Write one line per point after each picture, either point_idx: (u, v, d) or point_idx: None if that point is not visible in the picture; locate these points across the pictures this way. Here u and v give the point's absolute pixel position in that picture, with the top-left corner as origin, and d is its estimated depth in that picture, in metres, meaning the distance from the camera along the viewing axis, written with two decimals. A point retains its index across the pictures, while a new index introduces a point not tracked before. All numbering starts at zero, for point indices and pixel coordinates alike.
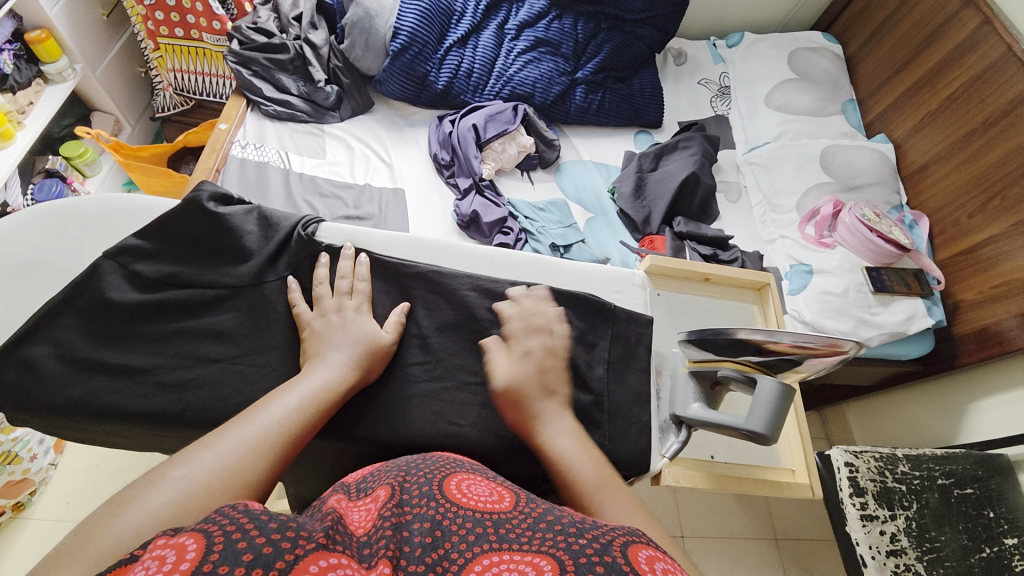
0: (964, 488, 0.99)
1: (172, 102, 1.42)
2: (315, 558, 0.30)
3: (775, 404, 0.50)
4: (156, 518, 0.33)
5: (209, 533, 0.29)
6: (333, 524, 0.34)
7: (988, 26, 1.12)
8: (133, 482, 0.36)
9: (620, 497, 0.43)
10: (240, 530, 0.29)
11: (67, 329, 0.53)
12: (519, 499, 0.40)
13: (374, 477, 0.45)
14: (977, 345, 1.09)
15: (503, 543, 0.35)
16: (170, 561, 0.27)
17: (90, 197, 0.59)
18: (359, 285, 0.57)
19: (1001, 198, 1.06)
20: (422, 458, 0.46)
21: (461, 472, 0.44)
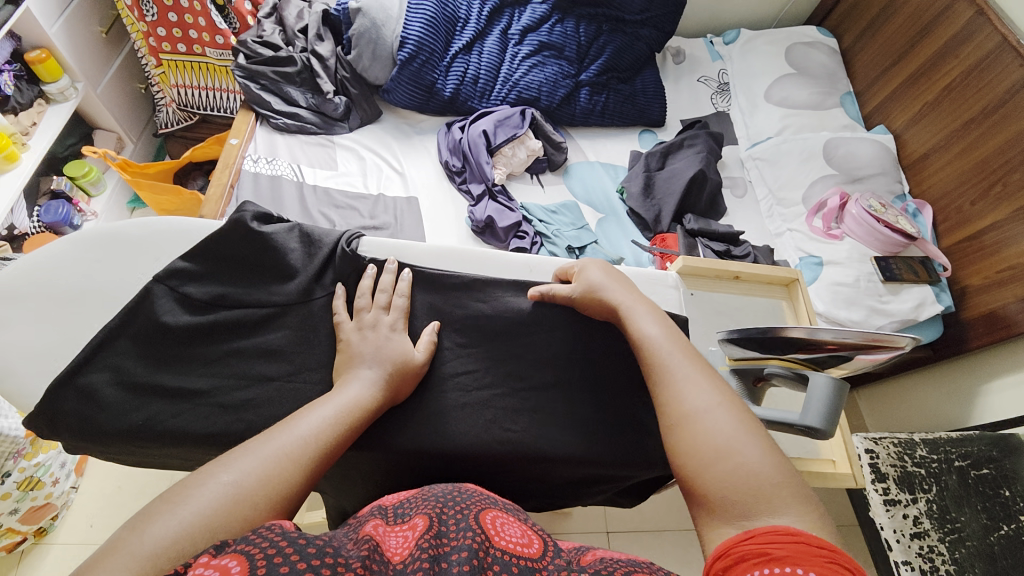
0: (980, 468, 1.00)
1: (176, 117, 1.40)
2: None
3: (831, 397, 0.51)
4: (203, 523, 0.35)
5: (250, 557, 0.31)
6: (367, 553, 0.36)
7: (982, 17, 1.14)
8: (181, 478, 0.37)
9: (687, 358, 0.50)
10: (282, 553, 0.32)
11: (123, 355, 0.54)
12: (546, 553, 0.42)
13: (410, 502, 0.46)
14: (986, 328, 1.12)
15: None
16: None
17: (132, 221, 0.60)
18: (398, 300, 0.57)
19: (1002, 184, 1.09)
20: (459, 491, 0.46)
21: (495, 508, 0.45)
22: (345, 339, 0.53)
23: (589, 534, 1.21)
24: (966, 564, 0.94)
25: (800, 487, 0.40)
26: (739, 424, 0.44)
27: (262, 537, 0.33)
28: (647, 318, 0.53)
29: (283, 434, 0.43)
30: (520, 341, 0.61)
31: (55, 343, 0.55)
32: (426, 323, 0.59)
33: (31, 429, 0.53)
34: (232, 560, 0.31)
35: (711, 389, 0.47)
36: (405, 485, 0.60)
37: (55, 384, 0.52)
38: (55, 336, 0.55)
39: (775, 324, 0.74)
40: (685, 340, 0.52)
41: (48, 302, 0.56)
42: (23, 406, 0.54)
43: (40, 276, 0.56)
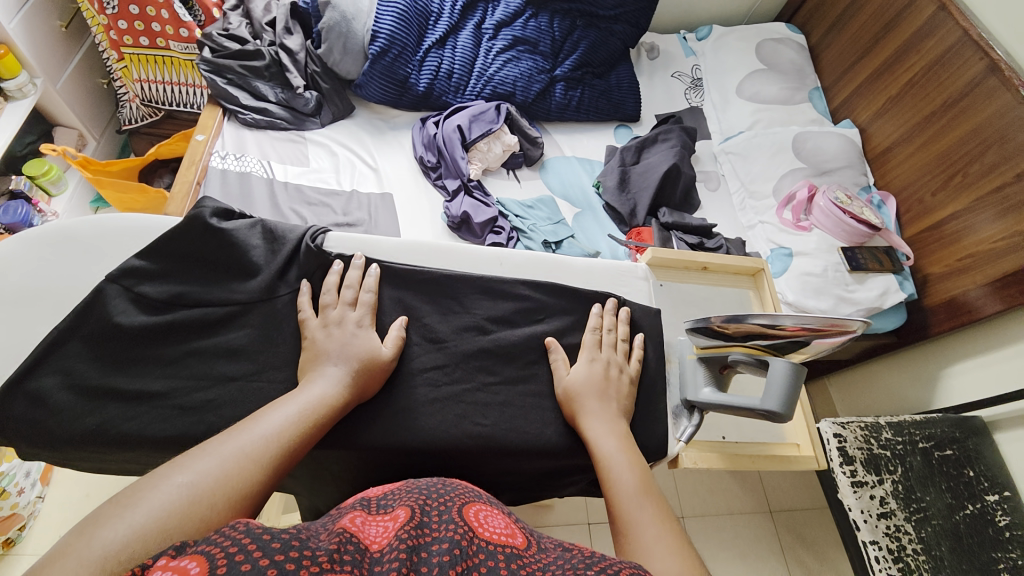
0: (945, 449, 1.06)
1: (141, 114, 1.36)
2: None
3: (788, 383, 0.53)
4: (156, 526, 0.33)
5: (212, 557, 0.30)
6: (341, 545, 0.35)
7: (943, 12, 1.18)
8: (137, 480, 0.36)
9: (653, 512, 0.45)
10: (244, 550, 0.31)
11: (76, 358, 0.52)
12: (529, 544, 0.42)
13: (392, 495, 0.45)
14: (947, 314, 1.16)
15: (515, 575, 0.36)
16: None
17: (85, 219, 0.58)
18: (365, 296, 0.56)
19: (962, 175, 1.13)
20: (442, 484, 0.46)
21: (478, 502, 0.45)
22: (310, 336, 0.53)
23: (571, 526, 1.22)
24: (933, 542, 0.98)
25: None
26: (646, 510, 0.45)
27: (224, 538, 0.32)
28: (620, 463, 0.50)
29: (242, 434, 0.42)
30: (491, 336, 0.60)
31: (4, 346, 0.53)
32: (393, 319, 0.58)
33: None
34: (192, 562, 0.30)
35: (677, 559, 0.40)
36: (375, 483, 0.59)
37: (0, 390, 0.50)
38: (3, 339, 0.53)
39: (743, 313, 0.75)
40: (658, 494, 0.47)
41: None
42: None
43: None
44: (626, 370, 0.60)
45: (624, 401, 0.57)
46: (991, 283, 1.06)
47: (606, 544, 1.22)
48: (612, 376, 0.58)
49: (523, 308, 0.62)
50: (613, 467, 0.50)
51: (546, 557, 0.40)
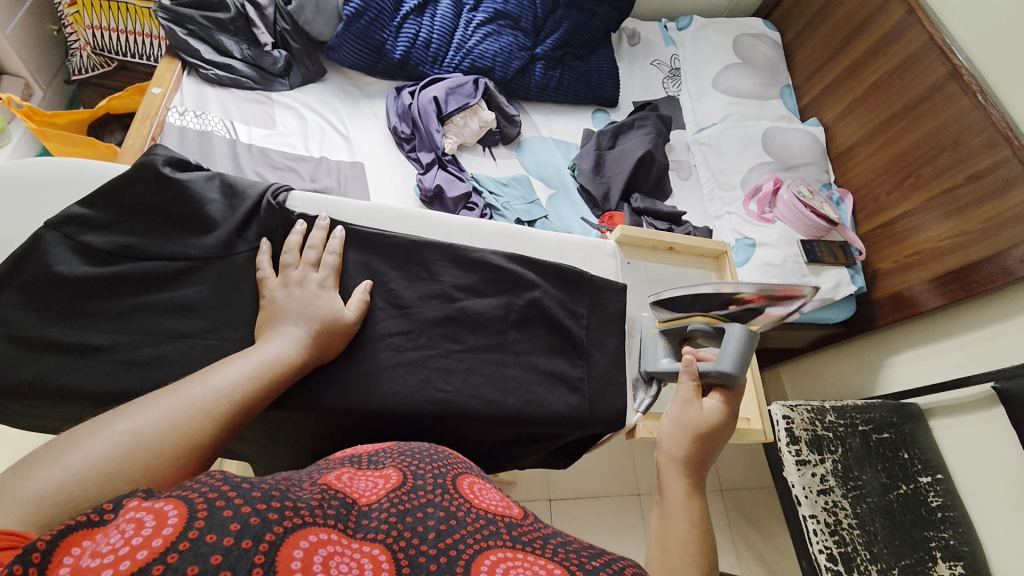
0: (882, 433, 1.14)
1: (91, 63, 1.26)
2: (304, 533, 0.32)
3: (743, 347, 0.55)
4: (96, 471, 0.32)
5: (189, 501, 0.30)
6: (326, 498, 0.36)
7: (912, 17, 1.22)
8: (80, 425, 0.35)
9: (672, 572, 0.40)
10: (224, 496, 0.31)
11: (10, 307, 0.49)
12: (525, 515, 0.42)
13: (384, 453, 0.47)
14: (892, 307, 1.23)
15: (516, 543, 0.37)
16: (149, 527, 0.28)
17: (24, 162, 0.54)
18: (328, 257, 0.55)
19: (916, 176, 1.19)
20: (435, 450, 0.47)
21: (470, 474, 0.46)
22: (268, 294, 0.51)
23: (532, 501, 1.25)
24: (867, 518, 1.05)
25: None
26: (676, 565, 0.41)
27: (201, 483, 0.31)
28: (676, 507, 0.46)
29: (194, 385, 0.40)
30: (458, 304, 0.60)
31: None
32: (358, 282, 0.57)
33: None
34: (170, 503, 0.29)
35: None
36: (334, 449, 0.58)
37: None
38: None
39: None
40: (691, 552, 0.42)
41: None
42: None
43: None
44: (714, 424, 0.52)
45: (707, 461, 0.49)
46: (934, 279, 1.14)
47: (565, 519, 1.26)
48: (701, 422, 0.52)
49: (492, 278, 0.61)
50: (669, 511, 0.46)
51: (543, 527, 0.41)
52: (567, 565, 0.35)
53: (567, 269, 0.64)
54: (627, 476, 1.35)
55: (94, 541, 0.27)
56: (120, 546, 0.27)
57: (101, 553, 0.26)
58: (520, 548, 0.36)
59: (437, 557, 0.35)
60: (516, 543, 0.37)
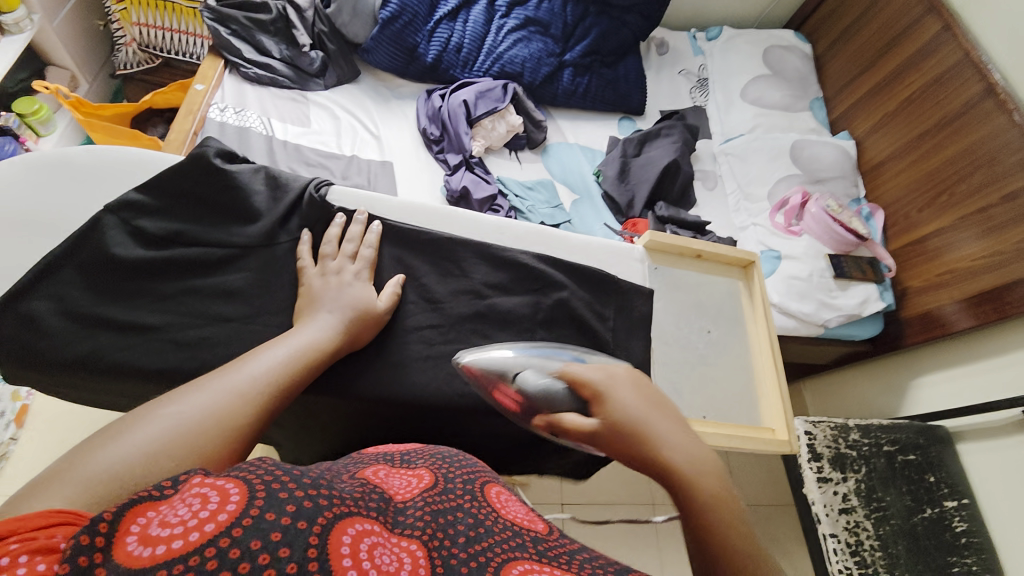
0: (908, 454, 1.11)
1: (137, 59, 1.33)
2: (348, 522, 0.32)
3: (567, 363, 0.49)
4: (153, 452, 0.33)
5: (249, 481, 0.30)
6: (364, 492, 0.37)
7: (947, 32, 1.20)
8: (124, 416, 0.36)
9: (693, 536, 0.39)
10: (280, 479, 0.31)
11: (70, 285, 0.51)
12: (549, 529, 0.43)
13: (415, 453, 0.49)
14: (921, 327, 1.20)
15: (542, 557, 0.36)
16: (214, 503, 0.28)
17: (84, 149, 0.56)
18: (365, 251, 0.56)
19: (950, 193, 1.17)
20: (463, 457, 0.49)
21: (497, 485, 0.47)
22: (308, 281, 0.53)
23: (544, 506, 1.25)
24: (890, 540, 1.03)
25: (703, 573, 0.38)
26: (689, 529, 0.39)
27: (257, 465, 0.32)
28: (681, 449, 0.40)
29: (231, 373, 0.41)
30: (488, 302, 0.61)
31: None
32: (390, 276, 0.59)
33: None
34: (230, 481, 0.30)
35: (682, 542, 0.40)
36: (361, 438, 0.60)
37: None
38: None
39: (733, 305, 0.76)
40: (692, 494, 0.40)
41: None
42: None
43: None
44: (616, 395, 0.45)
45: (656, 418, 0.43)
46: (967, 299, 1.11)
47: (577, 526, 1.25)
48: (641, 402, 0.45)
49: (521, 277, 0.62)
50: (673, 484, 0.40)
51: (568, 541, 0.41)
52: None
53: (594, 272, 0.64)
54: (641, 486, 1.34)
55: (164, 513, 0.28)
56: (188, 521, 0.27)
57: (171, 524, 0.27)
58: (548, 562, 0.36)
59: (468, 561, 0.34)
60: (542, 557, 0.36)
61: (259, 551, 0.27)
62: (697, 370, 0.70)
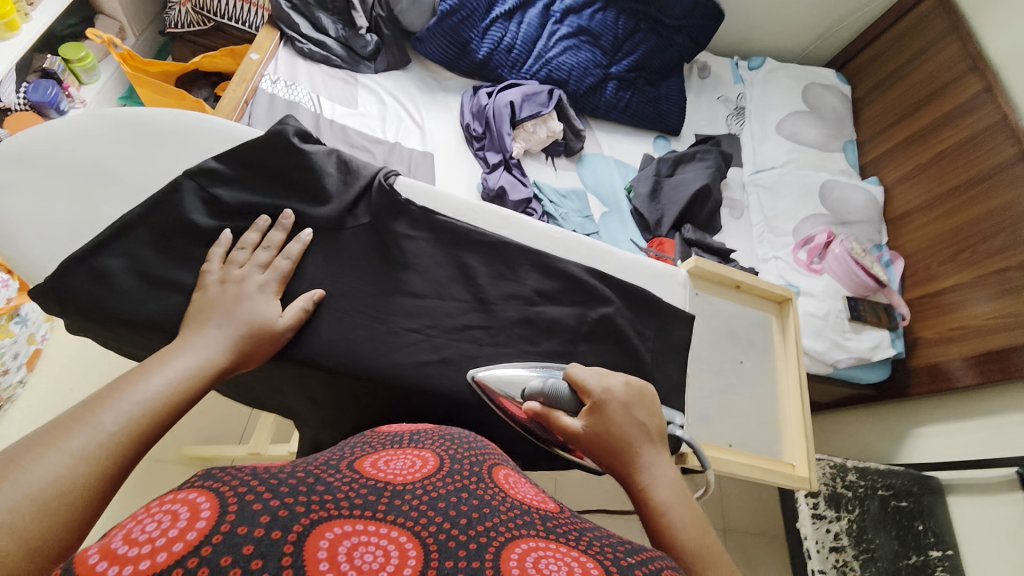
0: (901, 500, 1.13)
1: (189, 20, 1.33)
2: (329, 525, 0.29)
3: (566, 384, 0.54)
4: (67, 474, 0.33)
5: (220, 494, 0.28)
6: (355, 485, 0.34)
7: (987, 93, 1.23)
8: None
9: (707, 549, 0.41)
10: (254, 490, 0.29)
11: (141, 244, 0.53)
12: (560, 508, 0.40)
13: (426, 434, 0.46)
14: (928, 378, 1.23)
15: (549, 534, 0.34)
16: (184, 519, 0.27)
17: (167, 112, 0.59)
18: (280, 262, 0.54)
19: (972, 251, 1.19)
20: (474, 437, 0.46)
21: (506, 467, 0.44)
22: (205, 289, 0.51)
23: None
24: None
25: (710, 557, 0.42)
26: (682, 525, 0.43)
27: (228, 475, 0.30)
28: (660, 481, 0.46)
29: (106, 409, 0.38)
30: (536, 308, 0.62)
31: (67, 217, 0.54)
32: (307, 290, 0.56)
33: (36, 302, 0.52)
34: (198, 496, 0.28)
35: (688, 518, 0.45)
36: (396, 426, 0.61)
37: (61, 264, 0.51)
38: (76, 212, 0.54)
39: (762, 337, 0.79)
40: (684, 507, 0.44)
41: (72, 175, 0.55)
42: (30, 279, 0.53)
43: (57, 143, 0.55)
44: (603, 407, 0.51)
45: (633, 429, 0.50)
46: (973, 357, 1.14)
47: None
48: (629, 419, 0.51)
49: (569, 288, 0.64)
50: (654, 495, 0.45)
51: (582, 522, 0.38)
52: (601, 561, 0.32)
53: (638, 292, 0.66)
54: None
55: (132, 529, 0.26)
56: (155, 540, 0.25)
57: (137, 542, 0.25)
58: (555, 539, 0.33)
59: (467, 543, 0.31)
60: (550, 534, 0.34)
61: (229, 565, 0.25)
62: (721, 395, 0.73)
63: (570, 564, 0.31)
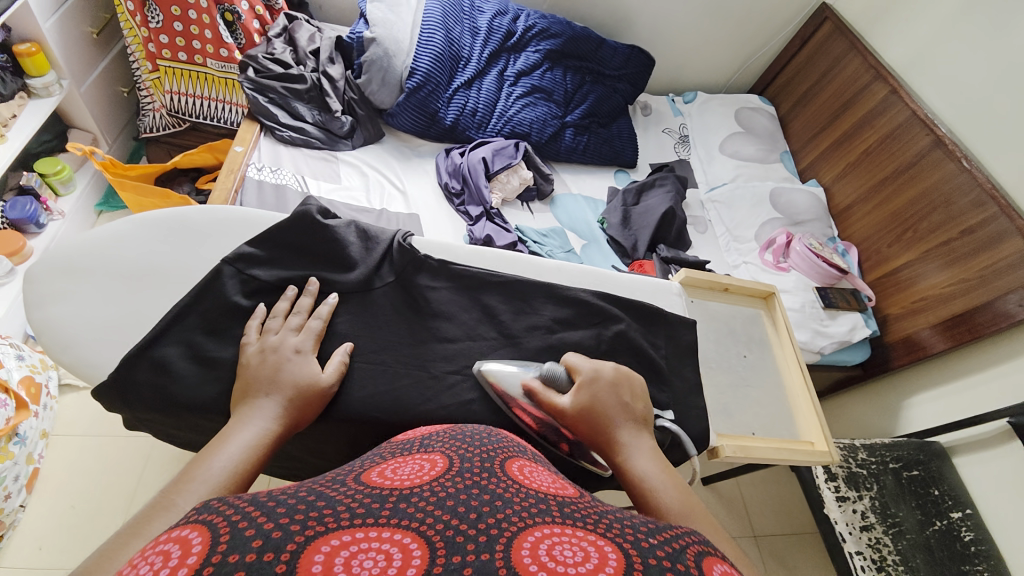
0: (912, 470, 1.19)
1: (164, 123, 1.39)
2: (327, 538, 0.29)
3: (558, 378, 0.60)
4: None
5: (213, 529, 0.28)
6: (357, 494, 0.33)
7: (894, 95, 1.42)
8: (87, 557, 0.35)
9: (699, 517, 0.48)
10: (248, 519, 0.29)
11: (191, 330, 0.62)
12: (580, 493, 0.41)
13: (437, 437, 0.47)
14: (905, 350, 1.33)
15: (565, 520, 0.34)
16: (176, 557, 0.27)
17: (196, 209, 0.71)
18: (313, 322, 0.62)
19: (913, 231, 1.33)
20: (488, 435, 0.48)
21: (521, 458, 0.45)
22: (248, 363, 0.57)
23: None
24: (909, 553, 1.08)
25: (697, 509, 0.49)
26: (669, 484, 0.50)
27: (228, 505, 0.31)
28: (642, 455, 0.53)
29: (186, 492, 0.42)
30: (558, 335, 0.69)
31: (131, 315, 0.64)
32: (338, 345, 0.63)
33: (101, 399, 0.60)
34: (197, 535, 0.28)
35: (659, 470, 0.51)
36: None
37: (130, 353, 0.60)
38: (133, 308, 0.65)
39: (757, 331, 0.87)
40: (676, 474, 0.52)
41: (123, 276, 0.66)
42: (92, 374, 0.62)
43: (116, 252, 0.67)
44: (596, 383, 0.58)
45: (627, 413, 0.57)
46: (940, 323, 1.24)
47: None
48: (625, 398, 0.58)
49: (582, 311, 0.71)
50: (646, 477, 0.50)
51: (601, 503, 0.39)
52: (621, 542, 0.32)
53: (645, 307, 0.74)
54: None
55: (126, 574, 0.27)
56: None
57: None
58: (572, 523, 0.34)
59: (476, 537, 0.31)
60: (566, 520, 0.34)
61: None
62: (732, 390, 0.80)
63: (586, 549, 0.31)
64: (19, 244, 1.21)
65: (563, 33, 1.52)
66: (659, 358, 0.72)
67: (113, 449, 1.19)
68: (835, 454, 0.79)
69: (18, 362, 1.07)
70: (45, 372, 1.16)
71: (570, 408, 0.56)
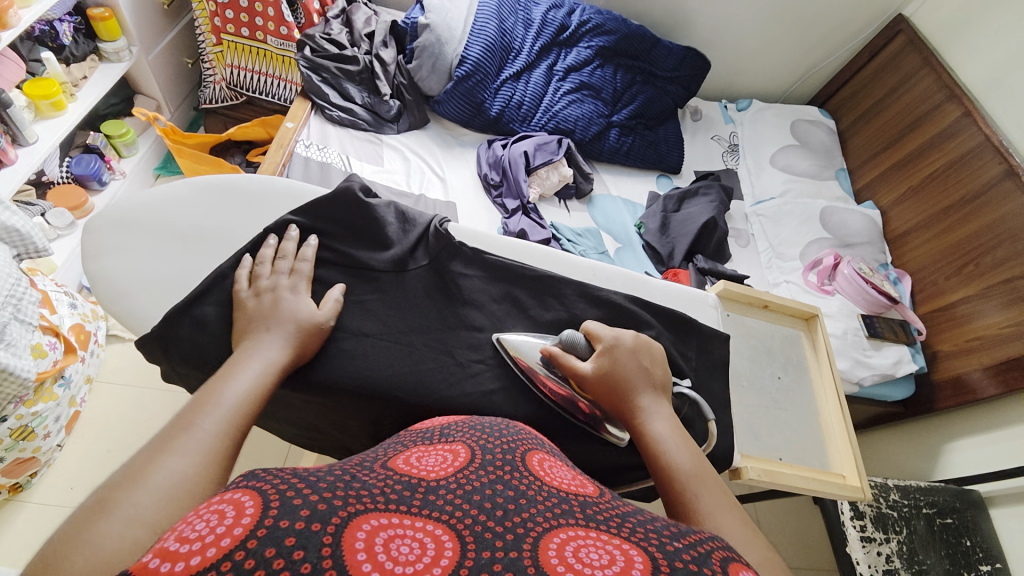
0: (945, 517, 1.12)
1: (224, 95, 1.44)
2: (365, 518, 0.29)
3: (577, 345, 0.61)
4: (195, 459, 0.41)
5: (263, 493, 0.29)
6: (388, 480, 0.34)
7: (968, 118, 1.32)
8: (119, 470, 0.39)
9: (714, 487, 0.48)
10: (295, 487, 0.29)
11: (233, 292, 0.64)
12: (600, 492, 0.40)
13: (456, 429, 0.46)
14: (952, 391, 1.24)
15: (588, 522, 0.33)
16: (230, 517, 0.27)
17: (244, 177, 0.73)
18: (301, 265, 0.63)
19: (975, 265, 1.24)
20: (506, 426, 0.47)
21: (541, 451, 0.45)
22: (245, 306, 0.59)
23: None
24: None
25: (714, 478, 0.49)
26: (685, 453, 0.51)
27: (273, 475, 0.31)
28: (658, 420, 0.54)
29: (205, 415, 0.45)
30: None
31: (179, 275, 0.67)
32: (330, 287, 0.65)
33: (146, 351, 0.63)
34: (247, 497, 0.28)
35: (677, 442, 0.52)
36: None
37: (175, 311, 0.63)
38: (179, 267, 0.67)
39: (794, 353, 0.84)
40: (692, 442, 0.53)
41: (173, 236, 0.69)
42: (137, 326, 0.65)
43: (168, 211, 0.70)
44: (621, 348, 0.60)
45: (650, 381, 0.58)
46: (992, 366, 1.16)
47: None
48: (647, 365, 0.59)
49: (614, 314, 0.70)
50: (663, 446, 0.52)
51: (622, 502, 0.39)
52: (647, 546, 0.31)
53: (679, 316, 0.72)
54: None
55: (182, 532, 0.27)
56: (204, 540, 0.26)
57: (189, 541, 0.26)
58: (595, 526, 0.33)
59: (503, 534, 0.30)
60: (589, 522, 0.34)
61: (273, 558, 0.25)
62: (763, 411, 0.77)
63: (611, 552, 0.30)
64: (81, 199, 1.30)
65: (618, 30, 1.49)
66: (687, 370, 0.70)
67: (149, 402, 1.25)
68: (868, 490, 0.76)
69: (70, 310, 1.14)
70: (95, 322, 1.23)
71: (590, 372, 0.58)
